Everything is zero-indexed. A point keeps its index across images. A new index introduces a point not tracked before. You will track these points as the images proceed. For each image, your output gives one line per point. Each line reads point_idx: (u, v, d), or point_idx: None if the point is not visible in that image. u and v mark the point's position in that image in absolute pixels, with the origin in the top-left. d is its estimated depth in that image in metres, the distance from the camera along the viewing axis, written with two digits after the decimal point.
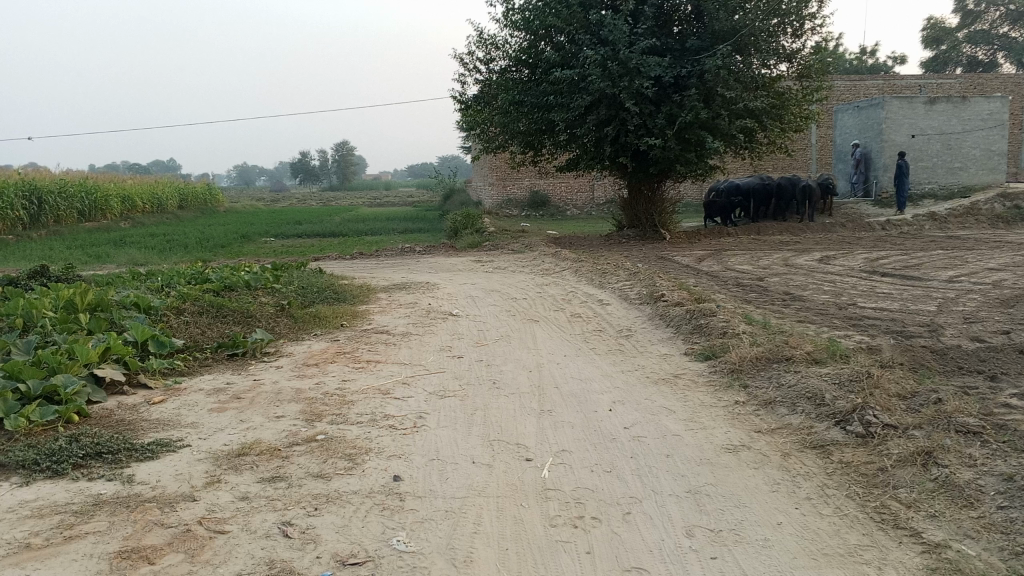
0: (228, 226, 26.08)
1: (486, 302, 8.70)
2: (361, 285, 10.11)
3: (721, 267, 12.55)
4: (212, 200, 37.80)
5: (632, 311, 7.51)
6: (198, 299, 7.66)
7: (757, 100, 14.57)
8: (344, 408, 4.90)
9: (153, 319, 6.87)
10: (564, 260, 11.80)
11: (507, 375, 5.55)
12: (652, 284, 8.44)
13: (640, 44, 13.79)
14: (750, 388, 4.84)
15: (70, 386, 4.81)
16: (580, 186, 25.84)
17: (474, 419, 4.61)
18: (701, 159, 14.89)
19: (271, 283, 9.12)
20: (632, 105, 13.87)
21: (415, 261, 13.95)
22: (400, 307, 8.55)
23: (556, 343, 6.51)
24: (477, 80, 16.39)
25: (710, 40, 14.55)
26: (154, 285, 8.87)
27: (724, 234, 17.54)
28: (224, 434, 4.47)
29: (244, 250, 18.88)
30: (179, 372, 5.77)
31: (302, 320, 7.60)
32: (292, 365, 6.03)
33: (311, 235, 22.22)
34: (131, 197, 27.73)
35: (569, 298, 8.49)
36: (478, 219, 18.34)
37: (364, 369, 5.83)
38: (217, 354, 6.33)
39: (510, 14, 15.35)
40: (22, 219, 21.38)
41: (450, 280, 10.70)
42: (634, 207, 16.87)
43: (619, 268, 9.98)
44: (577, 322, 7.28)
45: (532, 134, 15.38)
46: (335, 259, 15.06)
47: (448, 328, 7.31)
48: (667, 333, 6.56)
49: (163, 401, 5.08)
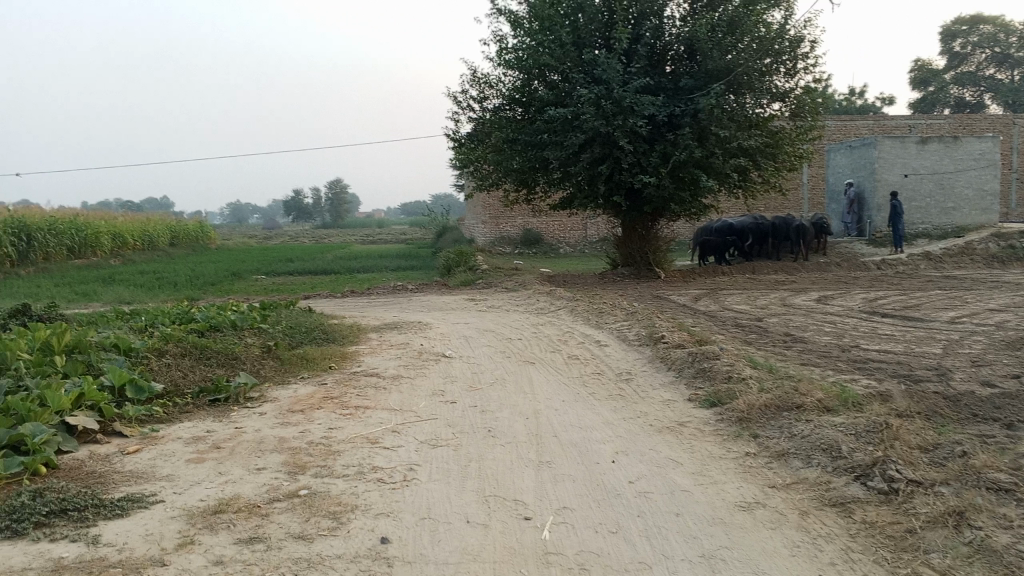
0: (219, 263, 25.83)
1: (479, 342, 8.44)
2: (351, 324, 9.85)
3: (718, 307, 12.35)
4: (204, 237, 37.57)
5: (631, 353, 7.26)
6: (181, 340, 7.37)
7: (751, 139, 14.49)
8: (330, 459, 4.62)
9: (133, 362, 6.58)
10: (559, 299, 11.57)
11: (503, 422, 5.28)
12: (650, 325, 8.21)
13: (634, 83, 13.72)
14: (760, 439, 4.59)
15: (39, 435, 4.50)
16: (573, 225, 25.81)
17: (468, 471, 4.34)
18: (695, 197, 14.76)
19: (258, 323, 8.85)
20: (626, 144, 13.75)
21: (408, 300, 13.72)
22: (391, 348, 8.28)
23: (553, 387, 6.24)
24: (470, 119, 16.30)
25: (704, 79, 14.50)
26: (137, 325, 8.59)
27: (719, 273, 17.37)
28: (201, 488, 4.17)
29: (234, 288, 18.62)
30: (157, 419, 5.47)
31: (289, 363, 7.33)
32: (277, 411, 5.74)
33: (303, 273, 21.96)
34: (122, 234, 27.46)
35: (565, 339, 8.24)
36: (471, 257, 18.15)
37: (352, 415, 5.55)
38: (199, 399, 6.04)
39: (503, 53, 15.30)
40: (10, 256, 21.09)
41: (443, 320, 10.45)
42: (628, 246, 16.71)
43: (616, 308, 9.74)
44: (574, 365, 7.02)
45: (526, 172, 15.25)
46: (326, 297, 14.81)
47: (440, 371, 7.03)
48: (668, 377, 6.30)
49: (138, 451, 4.78)
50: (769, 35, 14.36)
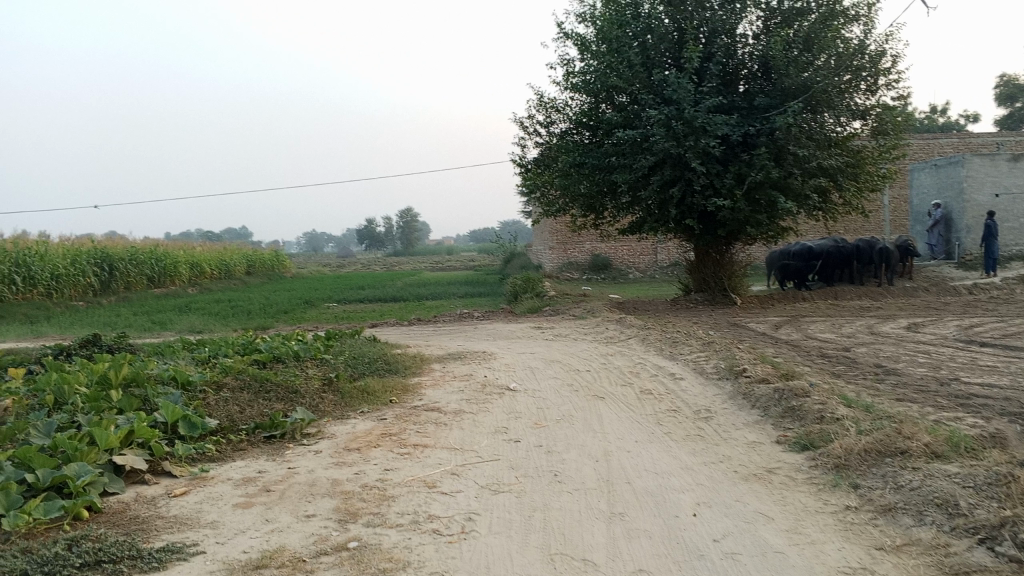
0: (292, 291, 26.10)
1: (546, 374, 8.05)
2: (415, 354, 9.58)
3: (801, 335, 11.71)
4: (279, 266, 38.23)
5: (709, 387, 6.78)
6: (241, 373, 7.19)
7: (831, 159, 13.83)
8: (384, 505, 4.28)
9: (190, 396, 6.40)
10: (630, 327, 11.12)
11: (571, 465, 4.88)
12: (729, 356, 7.70)
13: (706, 103, 13.26)
14: (862, 490, 4.15)
15: (83, 476, 4.29)
16: (643, 250, 25.28)
17: (532, 523, 3.95)
18: (772, 220, 14.13)
19: (321, 354, 8.64)
20: (698, 165, 13.25)
21: (473, 328, 13.43)
22: (454, 380, 7.95)
23: (625, 425, 5.80)
24: (537, 144, 16.05)
25: (780, 97, 13.94)
26: (201, 356, 8.48)
27: (798, 298, 16.63)
28: (245, 538, 3.88)
29: (304, 316, 18.66)
30: (209, 458, 5.23)
31: (349, 396, 7.06)
32: (333, 449, 5.44)
33: (373, 300, 21.96)
34: (200, 263, 28.04)
35: (637, 372, 7.78)
36: (538, 283, 17.82)
37: (410, 455, 5.21)
38: (254, 436, 5.78)
39: (570, 76, 15.05)
40: (93, 285, 21.62)
41: (509, 349, 10.10)
42: (701, 271, 16.14)
43: (691, 338, 9.24)
44: (648, 400, 6.56)
45: (594, 196, 14.87)
46: (393, 325, 14.64)
47: (504, 406, 6.66)
48: (751, 417, 5.80)
49: (185, 493, 4.54)
50: (849, 51, 13.75)
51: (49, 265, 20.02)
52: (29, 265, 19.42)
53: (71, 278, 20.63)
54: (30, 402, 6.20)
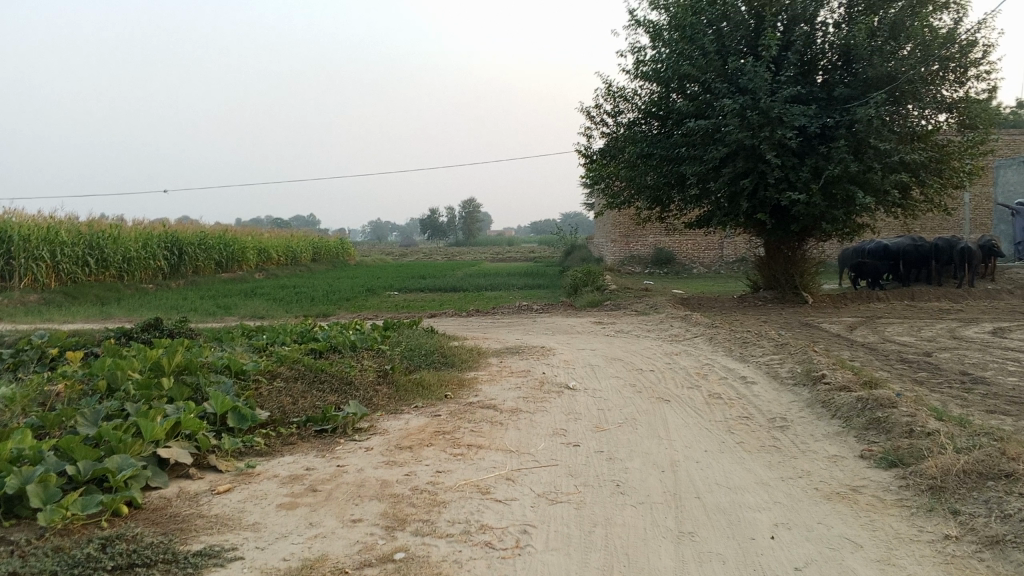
0: (354, 279, 26.24)
1: (607, 373, 7.70)
2: (473, 347, 9.33)
3: (879, 338, 11.11)
4: (343, 254, 38.57)
5: (784, 394, 6.35)
6: (295, 363, 7.02)
7: (914, 153, 13.10)
8: (434, 511, 4.00)
9: (242, 385, 6.24)
10: (696, 325, 10.69)
11: (635, 476, 4.55)
12: (806, 360, 7.24)
13: (783, 92, 12.69)
14: (962, 517, 3.72)
15: (124, 470, 4.14)
16: (708, 244, 24.63)
17: (593, 540, 3.64)
18: (849, 216, 13.45)
19: (378, 345, 8.45)
20: (773, 157, 12.67)
21: (532, 321, 13.15)
22: (512, 375, 7.67)
23: (693, 432, 5.43)
24: (603, 134, 15.64)
25: (862, 88, 13.27)
26: (258, 343, 8.38)
27: (873, 298, 15.88)
28: (286, 543, 3.66)
29: (365, 304, 18.62)
30: (257, 452, 5.03)
31: (403, 390, 6.83)
32: (384, 446, 5.19)
33: (433, 290, 21.86)
34: (266, 249, 28.38)
35: (704, 373, 7.38)
36: (600, 276, 17.44)
37: (463, 456, 4.93)
38: (305, 429, 5.56)
39: (640, 64, 14.60)
40: (162, 268, 21.99)
41: (569, 345, 9.77)
42: (772, 267, 15.56)
43: (762, 339, 8.78)
44: (718, 405, 6.16)
45: (661, 188, 14.40)
46: (452, 316, 14.45)
47: (563, 406, 6.34)
48: (832, 428, 5.37)
49: (229, 490, 4.35)
50: (937, 40, 12.98)
51: (122, 248, 20.41)
52: (102, 247, 19.81)
53: (141, 261, 20.99)
54: (84, 387, 6.12)
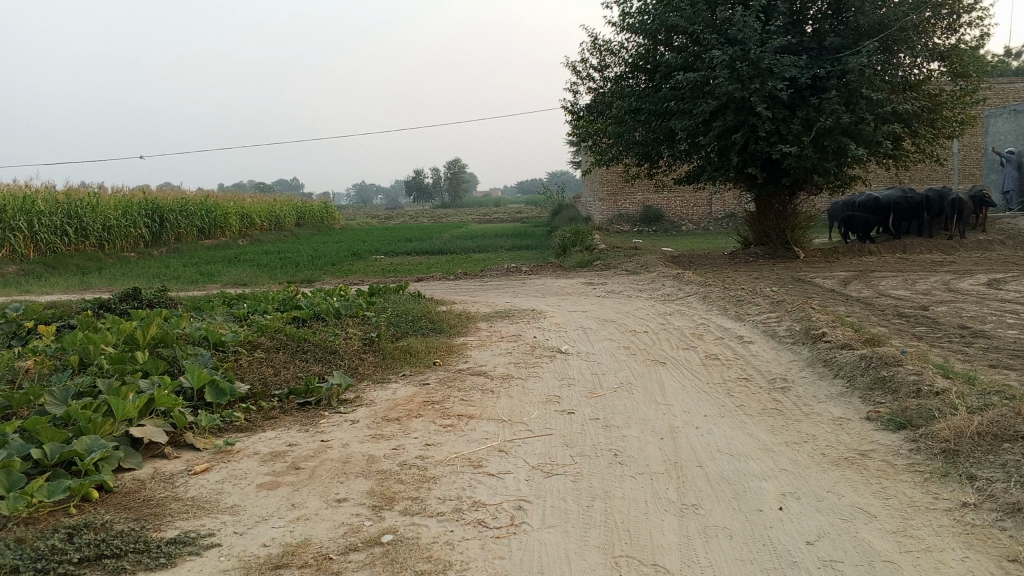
0: (341, 243, 25.85)
1: (600, 335, 7.48)
2: (461, 311, 9.08)
3: (873, 292, 10.95)
4: (328, 218, 38.04)
5: (783, 354, 6.16)
6: (276, 333, 6.75)
7: (906, 103, 12.84)
8: (423, 488, 3.78)
9: (221, 357, 5.98)
10: (688, 283, 10.48)
11: (633, 444, 4.34)
12: (804, 317, 7.04)
13: (773, 43, 12.35)
14: (979, 482, 3.54)
15: (93, 452, 3.89)
16: (696, 201, 24.38)
17: (592, 515, 3.44)
18: (840, 169, 13.20)
19: (363, 311, 8.19)
20: (763, 110, 12.35)
21: (521, 283, 12.90)
22: (502, 340, 7.43)
23: (692, 396, 5.22)
24: (590, 89, 15.27)
25: (853, 37, 12.96)
26: (239, 312, 8.11)
27: (864, 252, 15.70)
28: (266, 526, 3.43)
29: (352, 268, 18.31)
30: (237, 428, 4.79)
31: (389, 358, 6.58)
32: (371, 418, 4.95)
33: (420, 253, 21.54)
34: (250, 215, 27.91)
35: (699, 333, 7.17)
36: (589, 235, 17.19)
37: (453, 428, 4.70)
38: (287, 402, 5.30)
39: (625, 16, 14.19)
40: (144, 236, 21.54)
41: (559, 307, 9.53)
42: (762, 222, 15.33)
43: (756, 296, 8.58)
44: (715, 367, 5.96)
45: (650, 144, 14.09)
46: (439, 279, 14.19)
47: (556, 371, 6.12)
48: (835, 389, 5.17)
49: (207, 470, 4.12)
50: None
51: (101, 216, 19.93)
52: (82, 216, 19.34)
53: (122, 230, 20.54)
54: (55, 363, 5.85)
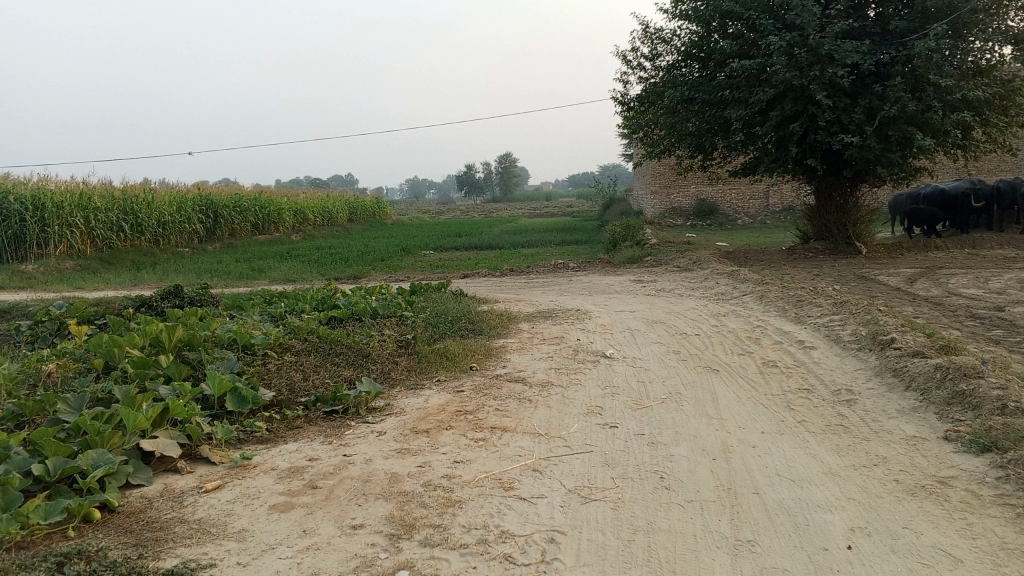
0: (391, 238, 25.74)
1: (648, 338, 7.05)
2: (503, 311, 8.74)
3: (943, 291, 10.30)
4: (380, 213, 38.03)
5: (848, 361, 5.67)
6: (308, 335, 6.48)
7: (978, 89, 12.07)
8: (447, 514, 3.44)
9: (248, 361, 5.73)
10: (744, 281, 9.96)
11: (681, 466, 3.94)
12: (871, 320, 6.52)
13: (834, 28, 11.72)
14: None
15: (98, 467, 3.64)
16: (753, 193, 23.63)
17: (633, 552, 3.06)
18: (906, 159, 12.48)
19: (401, 311, 7.88)
20: (824, 98, 11.72)
21: (569, 280, 12.51)
22: (544, 343, 7.05)
23: (747, 410, 4.79)
24: (640, 79, 14.77)
25: (920, 20, 12.26)
26: (276, 311, 7.88)
27: (931, 247, 14.92)
28: (273, 556, 3.13)
29: (400, 264, 18.11)
30: (257, 439, 4.52)
31: (425, 362, 6.26)
32: (399, 429, 4.63)
33: (469, 247, 21.29)
34: (302, 210, 27.98)
35: (756, 338, 6.70)
36: (639, 230, 16.70)
37: (485, 443, 4.35)
38: (313, 411, 5.01)
39: (678, 3, 13.65)
40: (198, 232, 21.67)
41: (607, 306, 9.11)
42: (822, 216, 14.67)
43: (817, 296, 8.05)
44: (774, 376, 5.50)
45: (703, 134, 13.55)
46: (485, 276, 13.86)
47: (599, 378, 5.72)
48: (908, 403, 4.68)
49: (219, 488, 3.84)
50: None
51: (156, 212, 20.09)
52: (137, 212, 19.51)
53: (176, 226, 20.67)
54: (80, 367, 5.66)
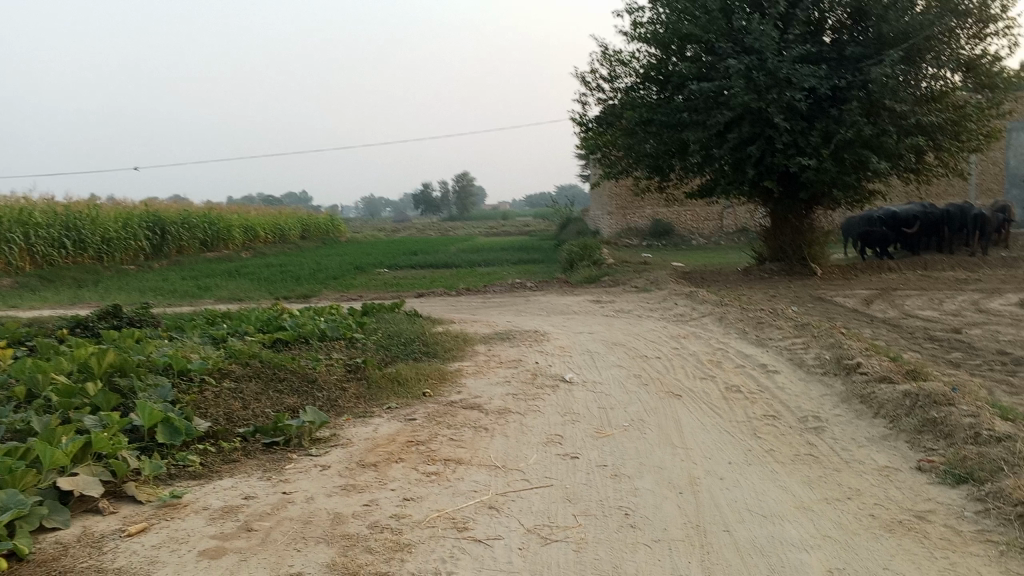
0: (345, 257, 25.26)
1: (608, 361, 6.84)
2: (458, 333, 8.45)
3: (898, 313, 10.29)
4: (334, 231, 37.46)
5: (814, 387, 5.51)
6: (250, 359, 6.13)
7: (930, 115, 12.20)
8: (395, 559, 3.15)
9: (184, 388, 5.36)
10: (703, 302, 9.84)
11: (647, 501, 3.70)
12: (834, 343, 6.38)
13: (792, 52, 11.76)
14: None
15: (6, 511, 3.25)
16: (708, 215, 23.84)
17: None
18: (860, 183, 12.55)
19: (351, 333, 7.55)
20: (781, 121, 11.74)
21: (525, 300, 12.27)
22: (500, 367, 6.78)
23: (713, 438, 4.58)
24: (599, 100, 14.69)
25: (876, 46, 12.33)
26: (218, 333, 7.49)
27: (883, 269, 15.04)
28: None
29: (354, 283, 17.70)
30: (191, 475, 4.17)
31: (374, 388, 5.95)
32: (344, 463, 4.32)
33: (424, 266, 20.97)
34: (254, 227, 27.36)
35: (717, 361, 6.53)
36: (596, 250, 16.58)
37: (437, 477, 4.06)
38: (252, 442, 4.67)
39: (637, 25, 13.62)
40: (145, 249, 20.98)
41: (564, 328, 8.89)
42: (778, 237, 14.68)
43: (777, 318, 7.93)
44: (738, 402, 5.31)
45: (661, 157, 13.47)
46: (440, 296, 13.56)
47: (558, 405, 5.48)
48: (877, 431, 4.52)
49: (144, 531, 3.48)
50: None
51: (100, 228, 19.38)
52: (81, 229, 18.81)
53: (121, 243, 19.96)
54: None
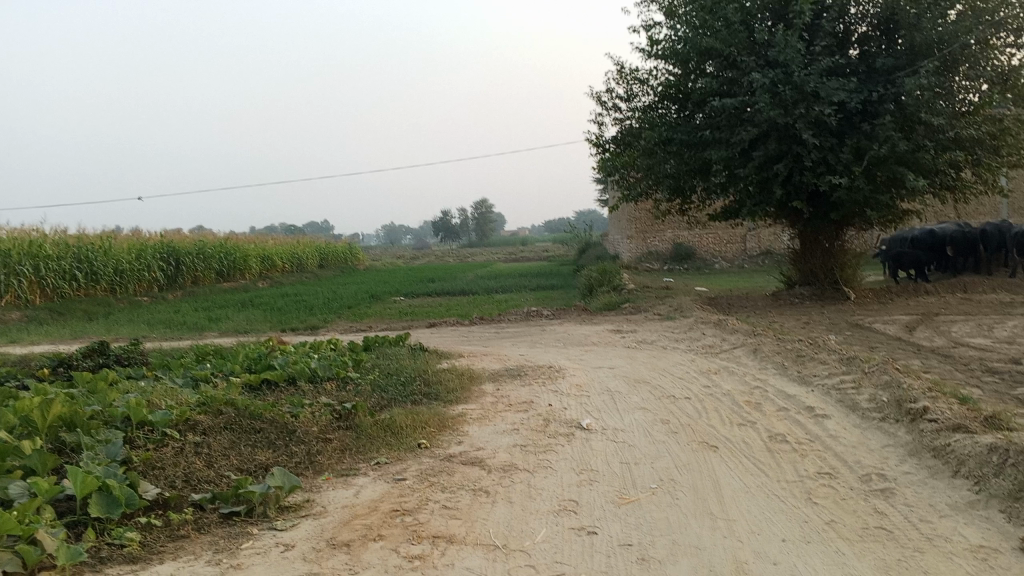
0: (360, 285, 24.60)
1: (632, 403, 6.05)
2: (467, 369, 7.69)
3: (947, 341, 9.43)
4: (352, 259, 36.86)
5: (873, 437, 4.69)
6: (224, 407, 5.35)
7: (970, 128, 11.38)
8: None
9: (141, 445, 4.60)
10: (734, 331, 9.04)
11: None
12: (890, 381, 5.54)
13: (819, 64, 11.00)
14: None
15: None
16: (731, 237, 22.96)
17: None
18: (895, 202, 11.72)
19: (345, 372, 6.83)
20: (809, 137, 10.97)
21: (542, 330, 11.52)
22: (509, 410, 6.01)
23: (760, 506, 3.79)
24: (616, 120, 14.01)
25: (908, 56, 11.56)
26: (199, 373, 6.77)
27: (921, 292, 14.12)
28: None
29: (368, 312, 17.02)
30: (126, 560, 3.43)
31: (363, 440, 5.19)
32: (312, 542, 3.56)
33: (442, 295, 20.28)
34: (270, 256, 26.79)
35: (756, 403, 5.72)
36: (616, 275, 15.80)
37: (422, 562, 3.30)
38: (208, 512, 3.92)
39: (654, 41, 12.94)
40: (158, 280, 20.41)
41: (583, 363, 8.10)
42: (807, 260, 13.83)
43: (819, 351, 7.09)
44: (786, 456, 4.51)
45: (682, 177, 12.69)
46: (453, 326, 12.82)
47: (575, 459, 4.70)
48: (961, 497, 3.71)
49: None
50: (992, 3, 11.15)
51: (113, 260, 18.82)
52: (92, 260, 18.25)
53: (134, 274, 19.39)
54: None
